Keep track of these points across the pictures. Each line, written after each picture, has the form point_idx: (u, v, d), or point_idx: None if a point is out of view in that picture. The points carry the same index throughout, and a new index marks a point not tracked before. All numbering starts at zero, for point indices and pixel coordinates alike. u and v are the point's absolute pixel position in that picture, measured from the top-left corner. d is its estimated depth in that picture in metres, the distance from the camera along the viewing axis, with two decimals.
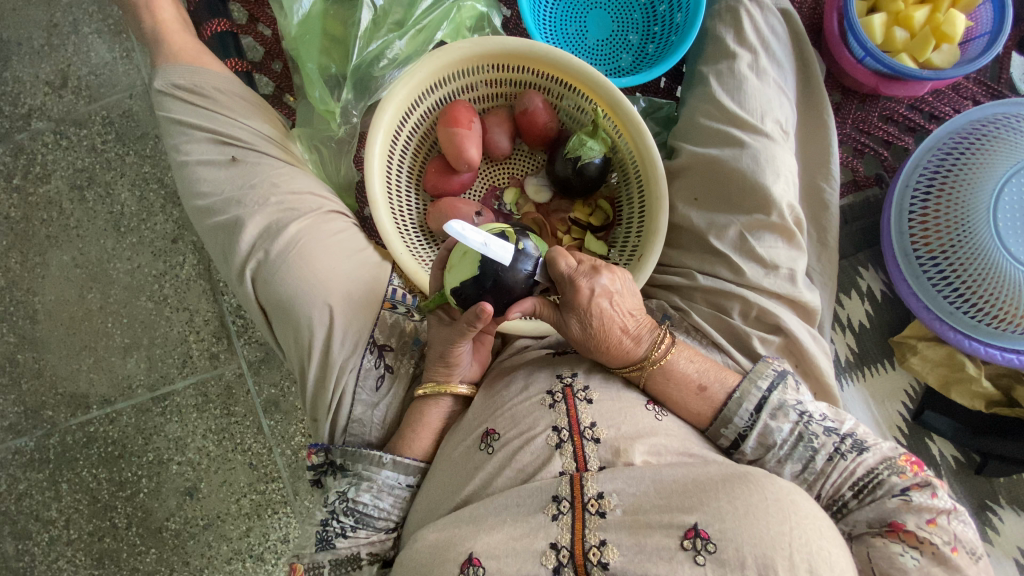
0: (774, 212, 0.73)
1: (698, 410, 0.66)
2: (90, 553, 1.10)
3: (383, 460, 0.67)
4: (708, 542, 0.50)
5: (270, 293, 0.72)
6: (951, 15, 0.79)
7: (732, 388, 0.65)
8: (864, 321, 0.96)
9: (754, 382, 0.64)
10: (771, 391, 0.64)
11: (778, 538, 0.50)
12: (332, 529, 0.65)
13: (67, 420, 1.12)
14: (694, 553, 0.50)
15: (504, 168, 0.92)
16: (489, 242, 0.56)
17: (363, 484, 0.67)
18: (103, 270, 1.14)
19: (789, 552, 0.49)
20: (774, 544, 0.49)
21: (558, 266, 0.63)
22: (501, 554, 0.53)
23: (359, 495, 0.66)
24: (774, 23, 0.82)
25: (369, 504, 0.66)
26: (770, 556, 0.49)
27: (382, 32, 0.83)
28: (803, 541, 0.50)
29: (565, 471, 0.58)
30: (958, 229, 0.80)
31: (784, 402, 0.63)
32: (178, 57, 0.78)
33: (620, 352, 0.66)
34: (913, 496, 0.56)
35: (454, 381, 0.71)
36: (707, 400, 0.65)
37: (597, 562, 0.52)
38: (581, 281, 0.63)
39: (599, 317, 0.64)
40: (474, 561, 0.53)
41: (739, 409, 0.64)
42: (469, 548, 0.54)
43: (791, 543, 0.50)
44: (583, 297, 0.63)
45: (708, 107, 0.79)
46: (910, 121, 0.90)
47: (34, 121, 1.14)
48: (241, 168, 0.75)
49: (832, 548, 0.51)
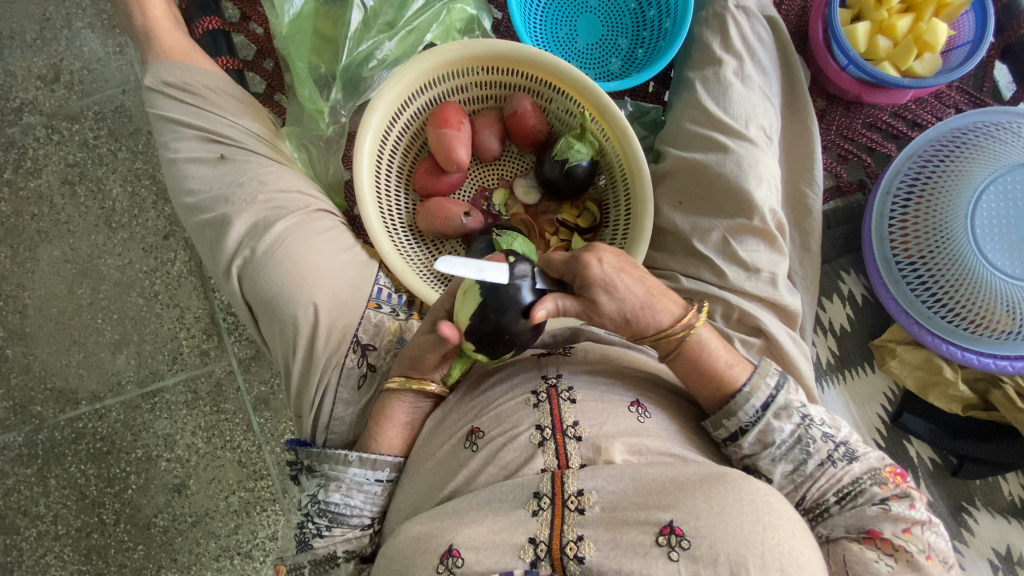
0: (756, 216, 0.74)
1: (717, 388, 0.66)
2: (78, 549, 1.10)
3: (350, 459, 0.67)
4: (682, 538, 0.51)
5: (256, 291, 0.72)
6: (934, 24, 0.81)
7: (742, 382, 0.65)
8: (845, 324, 0.97)
9: (763, 379, 0.65)
10: (778, 390, 0.64)
11: (751, 537, 0.51)
12: (309, 531, 0.66)
13: (56, 415, 1.12)
14: (669, 549, 0.51)
15: (493, 169, 0.93)
16: (483, 268, 0.53)
17: (331, 484, 0.67)
18: (93, 266, 1.14)
19: (761, 551, 0.50)
20: (748, 542, 0.51)
21: (556, 261, 0.62)
22: (480, 547, 0.54)
23: (329, 496, 0.66)
24: (760, 30, 0.83)
25: (340, 504, 0.67)
26: (743, 555, 0.50)
27: (372, 33, 0.83)
28: (776, 541, 0.52)
29: (547, 468, 0.59)
30: (936, 235, 0.82)
31: (789, 404, 0.64)
32: (169, 55, 0.78)
33: (655, 322, 0.63)
34: (891, 506, 0.58)
35: (425, 379, 0.70)
36: (711, 391, 0.66)
37: (574, 556, 0.53)
38: (587, 258, 0.60)
39: (623, 275, 0.61)
40: (454, 553, 0.54)
41: (745, 405, 0.64)
42: (449, 541, 0.55)
43: (763, 542, 0.51)
44: (595, 271, 0.60)
45: (693, 112, 0.80)
46: (893, 128, 0.91)
47: (27, 116, 1.14)
48: (229, 165, 0.75)
49: (804, 548, 0.53)
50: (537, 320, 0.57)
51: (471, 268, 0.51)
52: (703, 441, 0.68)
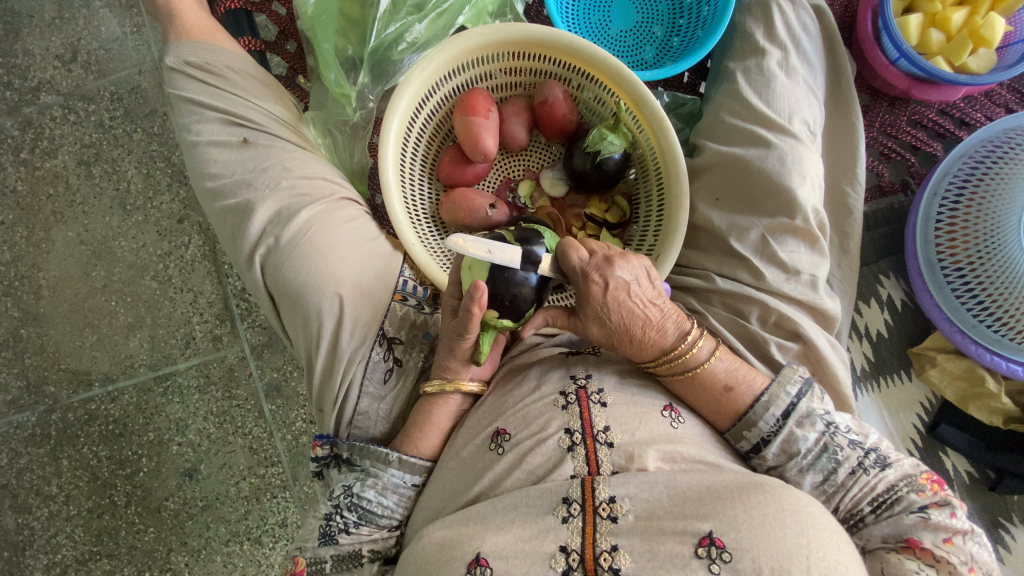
0: (798, 216, 0.71)
1: (716, 408, 0.65)
2: (89, 530, 1.10)
3: (389, 458, 0.66)
4: (724, 551, 0.50)
5: (279, 281, 0.70)
6: (992, 18, 0.76)
7: (761, 391, 0.64)
8: (882, 330, 0.94)
9: (782, 387, 0.63)
10: (799, 398, 0.62)
11: (796, 551, 0.50)
12: (335, 525, 0.64)
13: (69, 396, 1.12)
14: (709, 561, 0.49)
15: (519, 160, 0.90)
16: (493, 249, 0.58)
17: (368, 480, 0.66)
18: (108, 248, 1.13)
19: (807, 565, 0.49)
20: (793, 557, 0.49)
21: (569, 260, 0.62)
22: (509, 556, 0.52)
23: (364, 491, 0.65)
24: (806, 20, 0.79)
25: (372, 501, 0.65)
26: (788, 568, 0.48)
27: (401, 14, 0.80)
28: (822, 555, 0.50)
29: (577, 475, 0.57)
30: (986, 241, 0.78)
31: (812, 411, 0.61)
32: (190, 34, 0.76)
33: (642, 342, 0.65)
34: (931, 514, 0.55)
35: (464, 379, 0.69)
36: (731, 400, 0.64)
37: (608, 568, 0.51)
38: (592, 275, 0.62)
39: (617, 311, 0.63)
40: (481, 561, 0.52)
41: (765, 413, 0.62)
42: (476, 548, 0.53)
43: (809, 557, 0.49)
44: (596, 290, 0.62)
45: (734, 105, 0.76)
46: (940, 126, 0.87)
47: (43, 95, 1.12)
48: (252, 150, 0.73)
49: (850, 564, 0.51)
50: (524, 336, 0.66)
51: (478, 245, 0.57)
52: (736, 447, 0.65)
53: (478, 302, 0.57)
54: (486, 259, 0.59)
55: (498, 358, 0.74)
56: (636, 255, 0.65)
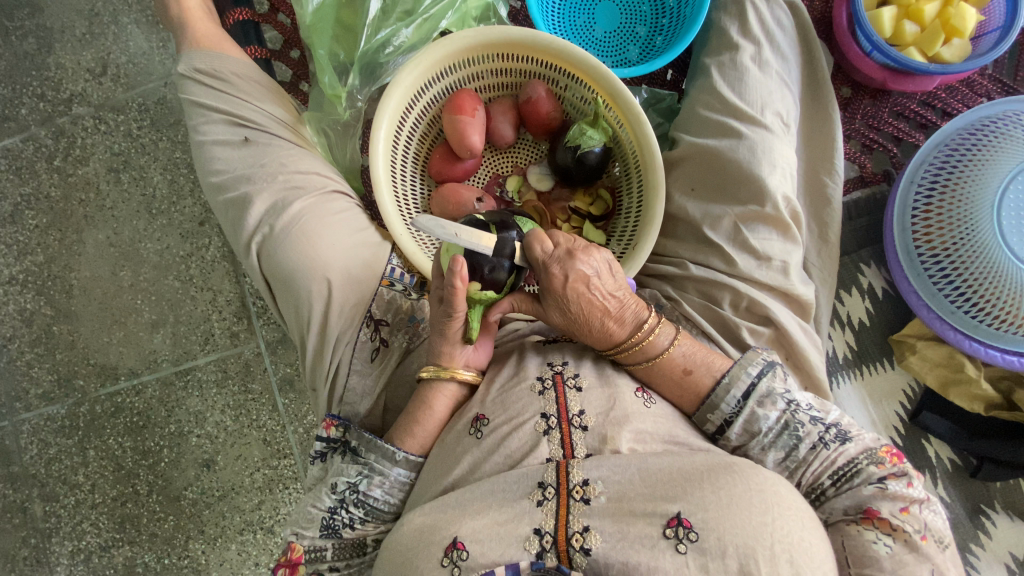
0: (768, 203, 0.73)
1: (680, 392, 0.67)
2: (113, 517, 1.17)
3: (397, 458, 0.69)
4: (690, 531, 0.53)
5: (274, 266, 0.75)
6: (962, 8, 0.78)
7: (721, 374, 0.66)
8: (863, 318, 0.95)
9: (744, 368, 0.65)
10: (760, 377, 0.64)
11: (759, 530, 0.52)
12: (339, 519, 0.67)
13: (97, 389, 1.19)
14: (676, 541, 0.53)
15: (507, 157, 0.94)
16: (458, 232, 0.61)
17: (375, 478, 0.68)
18: (134, 250, 1.21)
19: (770, 543, 0.52)
20: (757, 536, 0.52)
21: (534, 253, 0.67)
22: (485, 539, 0.55)
23: (371, 489, 0.68)
24: (780, 16, 0.81)
25: (379, 498, 0.68)
26: (751, 546, 0.51)
27: (390, 21, 0.86)
28: (785, 533, 0.53)
29: (552, 458, 0.60)
30: (961, 227, 0.80)
31: (772, 390, 0.63)
32: (201, 43, 0.82)
33: (604, 334, 0.67)
34: (888, 484, 0.57)
35: (459, 367, 0.70)
36: (693, 384, 0.67)
37: (580, 548, 0.54)
38: (554, 269, 0.66)
39: (576, 301, 0.66)
40: (458, 545, 0.56)
41: (726, 395, 0.65)
42: (453, 532, 0.57)
43: (772, 534, 0.52)
44: (558, 283, 0.66)
45: (708, 98, 0.79)
46: (921, 117, 0.89)
47: (76, 107, 1.21)
48: (253, 148, 0.79)
49: (813, 540, 0.54)
50: (490, 317, 0.71)
51: (445, 227, 0.60)
52: (704, 429, 0.68)
53: (460, 275, 0.61)
54: (454, 243, 0.61)
55: (491, 347, 0.75)
56: (597, 249, 0.68)
